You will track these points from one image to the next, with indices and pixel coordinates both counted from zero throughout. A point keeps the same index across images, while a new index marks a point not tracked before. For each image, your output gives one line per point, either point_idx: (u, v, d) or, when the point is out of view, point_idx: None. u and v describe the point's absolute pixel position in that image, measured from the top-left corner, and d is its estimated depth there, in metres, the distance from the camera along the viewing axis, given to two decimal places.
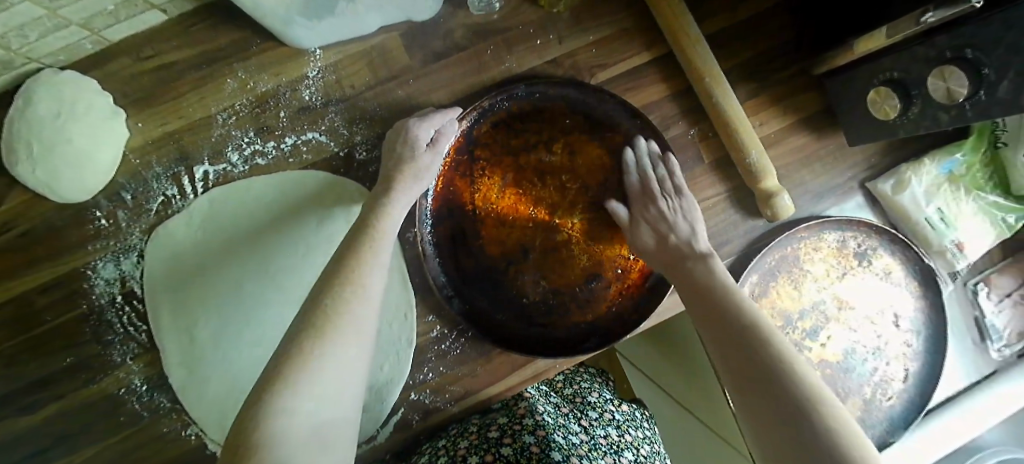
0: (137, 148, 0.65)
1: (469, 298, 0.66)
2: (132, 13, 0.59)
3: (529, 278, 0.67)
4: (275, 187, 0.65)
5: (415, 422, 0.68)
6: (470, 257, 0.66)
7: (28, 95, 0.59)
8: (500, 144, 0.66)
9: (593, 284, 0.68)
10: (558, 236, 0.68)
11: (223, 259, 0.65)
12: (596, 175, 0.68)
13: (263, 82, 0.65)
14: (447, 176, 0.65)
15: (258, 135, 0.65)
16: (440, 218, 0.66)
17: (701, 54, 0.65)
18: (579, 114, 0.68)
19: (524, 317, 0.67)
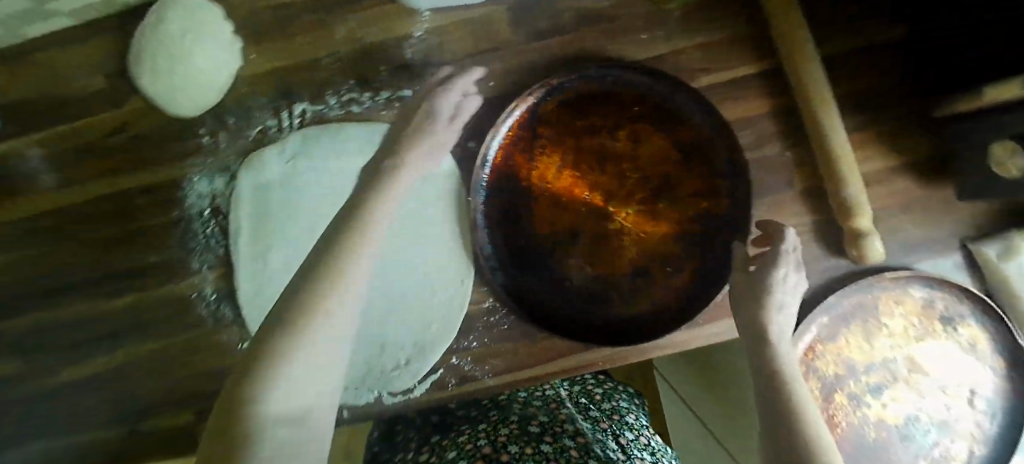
0: (246, 78, 0.68)
1: (514, 272, 0.67)
2: None
3: (580, 262, 0.67)
4: (344, 128, 0.68)
5: (451, 386, 0.70)
6: (516, 230, 0.67)
7: (164, 13, 0.65)
8: (565, 124, 0.66)
9: (637, 277, 0.67)
10: (610, 224, 0.67)
11: (284, 189, 0.69)
12: (658, 167, 0.67)
13: (371, 35, 0.67)
14: (507, 148, 0.65)
15: (358, 85, 0.68)
16: (495, 188, 0.66)
17: (814, 75, 0.61)
18: (650, 102, 0.66)
19: (566, 299, 0.67)
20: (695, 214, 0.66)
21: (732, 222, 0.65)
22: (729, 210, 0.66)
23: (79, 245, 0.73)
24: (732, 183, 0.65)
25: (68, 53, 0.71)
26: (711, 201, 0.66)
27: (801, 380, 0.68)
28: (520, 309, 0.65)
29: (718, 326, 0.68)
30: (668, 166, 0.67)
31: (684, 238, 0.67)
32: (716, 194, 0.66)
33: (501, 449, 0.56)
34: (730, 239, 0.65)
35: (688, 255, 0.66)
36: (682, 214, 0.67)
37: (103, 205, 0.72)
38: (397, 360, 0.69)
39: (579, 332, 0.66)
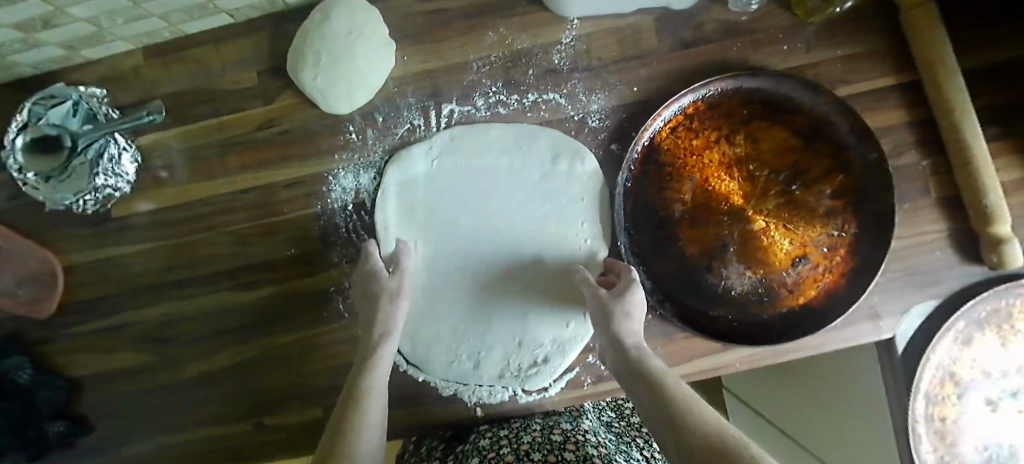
0: (398, 78, 0.72)
1: (669, 287, 0.68)
2: None
3: (725, 267, 0.68)
4: (476, 130, 0.70)
5: (586, 385, 0.70)
6: (661, 242, 0.69)
7: (329, 12, 0.68)
8: (686, 145, 0.69)
9: (789, 274, 0.68)
10: (751, 226, 0.68)
11: (419, 192, 0.70)
12: (784, 158, 0.69)
13: (521, 41, 0.70)
14: (642, 172, 0.69)
15: (505, 87, 0.71)
16: (633, 205, 0.69)
17: (954, 85, 0.64)
18: (758, 103, 0.69)
19: (713, 300, 0.68)
20: (830, 190, 0.68)
21: (867, 204, 0.67)
22: (862, 179, 0.67)
23: (215, 235, 0.75)
24: (865, 168, 0.67)
25: (224, 52, 0.74)
26: (843, 174, 0.68)
27: (938, 385, 0.68)
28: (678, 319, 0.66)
29: (857, 329, 0.68)
30: (794, 156, 0.69)
31: (830, 218, 0.68)
32: (846, 167, 0.68)
33: (524, 456, 0.59)
34: (869, 239, 0.66)
35: (840, 232, 0.67)
36: (819, 196, 0.68)
37: (243, 196, 0.74)
38: (539, 353, 0.69)
39: (745, 333, 0.67)
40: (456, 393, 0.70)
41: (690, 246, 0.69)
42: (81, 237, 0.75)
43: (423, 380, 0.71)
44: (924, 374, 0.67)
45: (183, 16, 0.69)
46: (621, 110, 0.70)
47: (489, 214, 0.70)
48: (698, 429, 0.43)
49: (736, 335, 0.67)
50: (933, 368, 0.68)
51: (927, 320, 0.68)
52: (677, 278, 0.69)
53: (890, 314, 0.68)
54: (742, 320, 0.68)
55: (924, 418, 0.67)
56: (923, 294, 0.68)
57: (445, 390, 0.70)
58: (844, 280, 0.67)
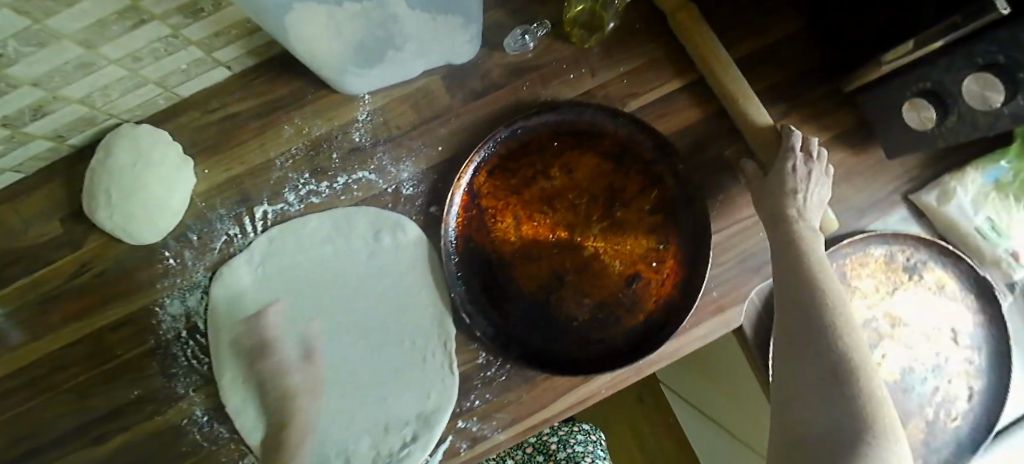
0: (203, 193, 0.70)
1: (519, 332, 0.67)
2: (204, 70, 0.66)
3: (567, 301, 0.68)
4: (293, 227, 0.69)
5: (463, 451, 0.68)
6: (500, 290, 0.68)
7: (110, 147, 0.66)
8: (504, 188, 0.68)
9: (628, 292, 0.68)
10: (583, 254, 0.69)
11: (252, 301, 0.68)
12: (600, 183, 0.70)
13: (317, 127, 0.70)
14: (467, 225, 0.68)
15: (313, 176, 0.69)
16: (466, 258, 0.68)
17: (733, 76, 0.67)
18: (565, 134, 0.69)
19: (564, 337, 0.68)
20: (649, 206, 0.70)
21: (684, 208, 0.69)
22: (676, 189, 0.69)
23: (54, 398, 0.71)
24: (674, 176, 0.69)
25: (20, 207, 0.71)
26: (657, 188, 0.70)
27: None
28: (533, 364, 0.65)
29: (706, 326, 0.69)
30: (608, 179, 0.70)
31: (654, 232, 0.69)
32: (658, 182, 0.70)
33: None
34: (687, 241, 0.68)
35: (665, 246, 0.69)
36: (641, 213, 0.70)
37: (73, 351, 0.71)
38: (407, 433, 0.67)
39: (602, 362, 0.66)
40: None
41: (530, 285, 0.68)
42: None
43: None
44: None
45: None
46: (432, 171, 0.69)
47: (326, 306, 0.69)
48: (861, 373, 0.47)
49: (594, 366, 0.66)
50: None
51: (767, 300, 0.71)
52: (525, 322, 0.68)
53: (733, 302, 0.70)
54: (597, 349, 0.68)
55: None
56: (759, 276, 0.70)
57: None
58: (680, 289, 0.67)
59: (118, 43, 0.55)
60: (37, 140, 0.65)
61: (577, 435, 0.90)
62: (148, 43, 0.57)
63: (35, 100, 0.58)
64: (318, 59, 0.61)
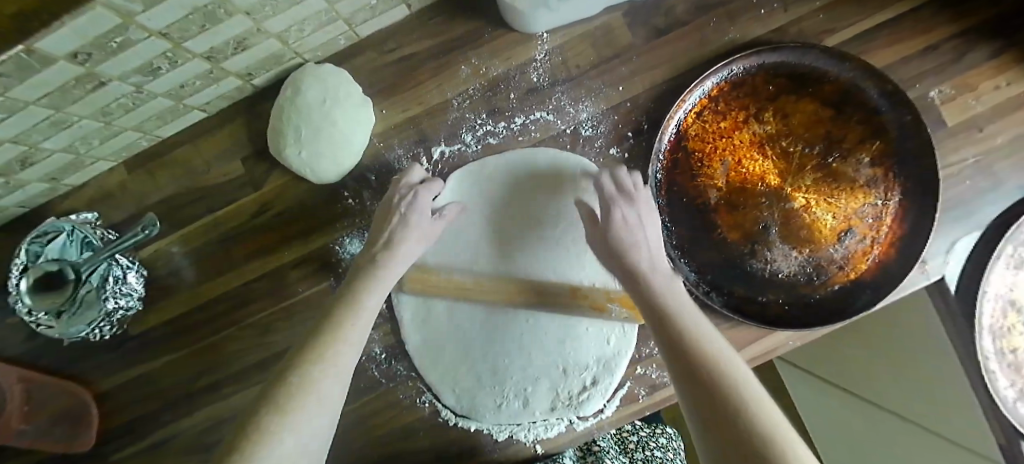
0: (380, 132, 0.71)
1: (722, 283, 0.66)
2: (388, 7, 0.67)
3: (773, 254, 0.66)
4: (473, 169, 0.68)
5: (642, 397, 0.68)
6: (704, 238, 0.67)
7: (298, 85, 0.67)
8: (712, 131, 0.66)
9: (838, 251, 0.66)
10: (791, 206, 0.66)
11: (437, 248, 0.68)
12: (816, 130, 0.66)
13: (495, 67, 0.69)
14: (673, 170, 0.66)
15: (490, 117, 0.69)
16: (670, 203, 0.66)
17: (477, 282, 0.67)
18: (783, 76, 0.66)
19: (766, 291, 0.66)
20: (869, 158, 0.66)
21: (907, 159, 0.65)
22: (901, 140, 0.65)
23: (240, 331, 0.74)
24: (900, 128, 0.64)
25: (205, 146, 0.74)
26: (880, 140, 0.66)
27: (1001, 316, 0.67)
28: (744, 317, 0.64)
29: (905, 281, 0.67)
30: (824, 126, 0.66)
31: (871, 186, 0.66)
32: (881, 132, 0.65)
33: None
34: (896, 190, 0.65)
35: (883, 202, 0.65)
36: (858, 165, 0.66)
37: (255, 286, 0.73)
38: (585, 381, 0.67)
39: (808, 314, 0.65)
40: (511, 435, 0.69)
41: (735, 236, 0.66)
42: (104, 363, 0.74)
43: (474, 428, 0.69)
44: (981, 309, 0.65)
45: (156, 122, 0.70)
46: (612, 112, 0.68)
47: (512, 254, 0.68)
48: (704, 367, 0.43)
49: (800, 321, 0.64)
50: (990, 302, 0.66)
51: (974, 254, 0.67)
52: (732, 271, 0.66)
53: (934, 257, 0.68)
54: (806, 303, 0.66)
55: (994, 355, 0.66)
56: (959, 228, 0.68)
57: (499, 434, 0.69)
58: (893, 241, 0.65)
59: None
60: (229, 77, 0.68)
61: (660, 439, 0.79)
62: None
63: (243, 31, 0.60)
64: None
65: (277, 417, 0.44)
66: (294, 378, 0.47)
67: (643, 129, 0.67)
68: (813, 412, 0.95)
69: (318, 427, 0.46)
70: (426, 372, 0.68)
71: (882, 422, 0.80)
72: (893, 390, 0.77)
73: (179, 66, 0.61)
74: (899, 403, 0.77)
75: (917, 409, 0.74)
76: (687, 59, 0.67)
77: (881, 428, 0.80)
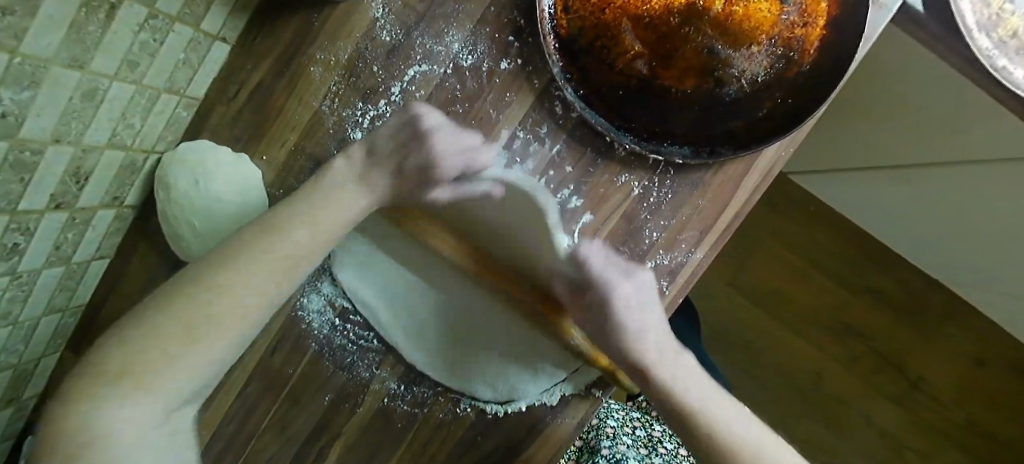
0: (274, 181, 0.64)
1: (706, 129, 0.59)
2: (203, 53, 0.59)
3: (738, 67, 0.58)
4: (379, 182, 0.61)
5: (667, 289, 0.62)
6: (661, 106, 0.59)
7: (165, 181, 0.60)
8: (590, 11, 0.58)
9: (788, 16, 0.57)
10: (715, 12, 0.57)
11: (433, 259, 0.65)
12: None
13: (343, 50, 0.61)
14: (588, 72, 0.58)
15: (367, 102, 0.61)
16: (604, 105, 0.59)
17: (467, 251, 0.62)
18: None
19: (761, 103, 0.58)
20: None
21: None
22: None
23: None
24: None
25: (128, 288, 0.68)
26: None
27: (985, 7, 0.58)
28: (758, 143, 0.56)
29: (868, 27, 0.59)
30: None
31: None
32: None
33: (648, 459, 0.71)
34: None
35: None
36: None
37: None
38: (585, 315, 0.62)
39: (802, 96, 0.57)
40: (564, 393, 0.63)
41: (691, 83, 0.58)
42: None
43: (526, 406, 0.64)
44: (959, 14, 0.56)
45: (63, 295, 0.63)
46: (481, 26, 0.59)
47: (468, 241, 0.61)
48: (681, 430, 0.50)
49: (809, 104, 0.57)
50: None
51: None
52: (707, 115, 0.58)
53: None
54: (793, 86, 0.58)
55: (994, 51, 0.57)
56: None
57: (552, 399, 0.63)
58: None
59: (104, 51, 0.48)
60: (99, 211, 0.61)
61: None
62: (135, 38, 0.50)
63: (70, 160, 0.52)
64: None
65: (182, 308, 0.41)
66: (211, 276, 0.42)
67: (522, 26, 0.59)
68: (869, 198, 0.96)
69: (223, 351, 0.42)
70: (451, 381, 0.64)
71: (959, 170, 0.76)
72: (949, 128, 0.72)
73: (36, 232, 0.53)
74: (970, 142, 0.71)
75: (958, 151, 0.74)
76: None
77: (936, 181, 0.80)
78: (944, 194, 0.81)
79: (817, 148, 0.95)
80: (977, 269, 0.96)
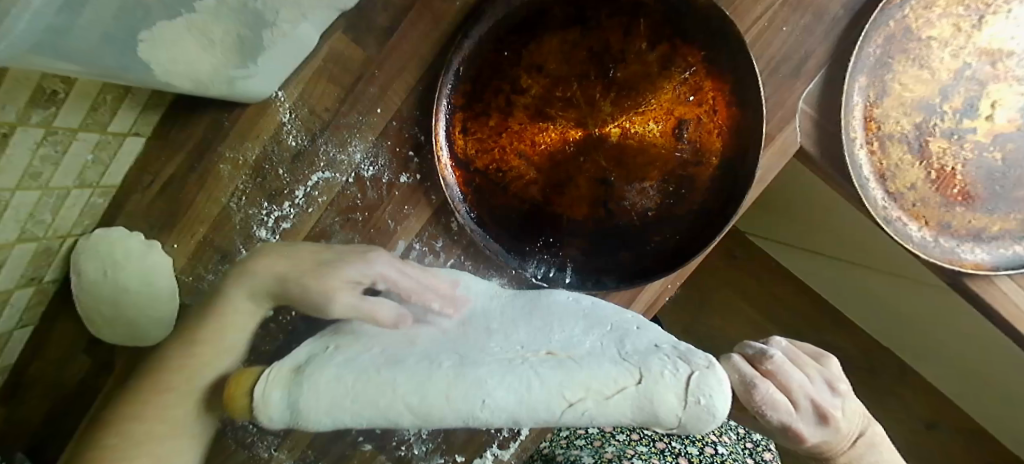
0: (186, 267, 0.66)
1: (596, 260, 0.60)
2: (114, 149, 0.61)
3: (629, 200, 0.58)
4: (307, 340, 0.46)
5: None
6: (554, 232, 0.59)
7: (76, 266, 0.62)
8: (488, 134, 0.58)
9: (682, 152, 0.57)
10: (611, 146, 0.57)
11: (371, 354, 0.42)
12: (578, 55, 0.56)
13: (250, 151, 0.62)
14: (483, 191, 0.59)
15: (272, 202, 0.63)
16: (496, 227, 0.59)
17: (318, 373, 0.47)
18: (510, 36, 0.56)
19: (651, 236, 0.59)
20: (647, 44, 0.56)
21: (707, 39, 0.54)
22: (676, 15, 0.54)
23: None
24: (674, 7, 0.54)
25: (51, 354, 0.71)
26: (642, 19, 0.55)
27: (884, 158, 0.56)
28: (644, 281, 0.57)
29: (761, 168, 0.58)
30: (584, 46, 0.56)
31: (671, 78, 0.56)
32: (637, 10, 0.55)
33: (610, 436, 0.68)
34: (704, 79, 0.55)
35: (689, 73, 0.56)
36: (646, 61, 0.56)
37: None
38: (676, 408, 0.37)
39: (688, 236, 0.58)
40: None
41: (585, 212, 0.59)
42: None
43: None
44: (853, 165, 0.55)
45: None
46: (382, 139, 0.61)
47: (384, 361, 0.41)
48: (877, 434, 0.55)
49: (694, 248, 0.57)
50: (863, 149, 0.56)
51: (826, 104, 0.57)
52: (596, 244, 0.59)
53: (782, 126, 0.57)
54: (681, 224, 0.58)
55: (888, 202, 0.56)
56: (802, 80, 0.56)
57: None
58: (732, 130, 0.56)
59: (1, 170, 0.49)
60: (15, 292, 0.63)
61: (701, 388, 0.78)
62: (35, 151, 0.51)
63: None
64: (178, 83, 0.49)
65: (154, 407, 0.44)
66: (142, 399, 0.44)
67: (422, 141, 0.61)
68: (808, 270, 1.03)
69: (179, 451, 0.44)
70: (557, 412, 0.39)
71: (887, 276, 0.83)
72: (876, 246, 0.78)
73: None
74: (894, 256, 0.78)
75: (884, 265, 0.81)
76: (445, 50, 0.59)
77: (869, 273, 0.88)
78: (879, 287, 0.89)
79: (763, 226, 1.00)
80: (906, 346, 1.00)
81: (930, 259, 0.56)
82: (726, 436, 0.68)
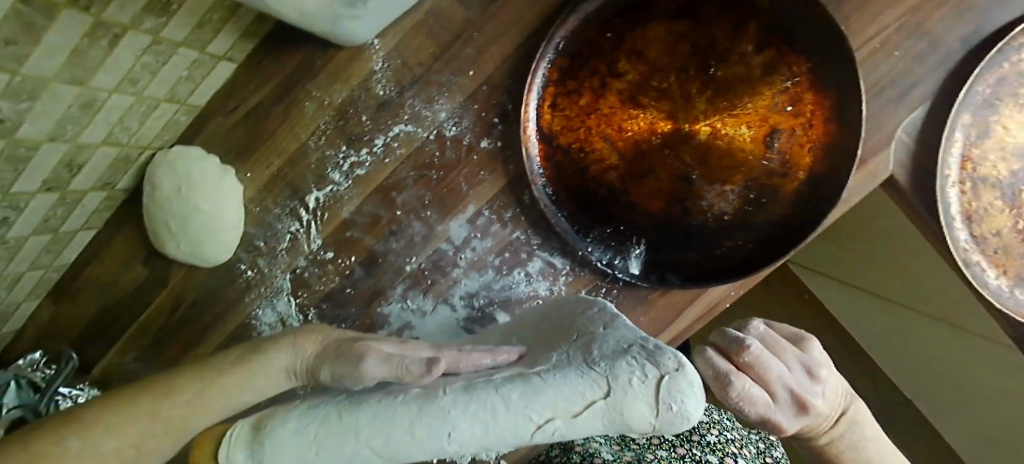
0: (254, 197, 0.67)
1: (663, 255, 0.60)
2: (206, 70, 0.62)
3: (707, 201, 0.58)
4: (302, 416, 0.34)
5: None
6: (625, 220, 0.60)
7: (153, 178, 0.64)
8: (577, 113, 0.58)
9: (769, 161, 0.56)
10: (697, 144, 0.57)
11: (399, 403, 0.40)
12: (681, 48, 0.56)
13: (337, 93, 0.63)
14: (562, 169, 0.59)
15: (350, 146, 0.63)
16: (570, 206, 0.60)
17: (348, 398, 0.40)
18: (616, 18, 0.55)
19: (722, 240, 0.59)
20: (753, 47, 0.55)
21: (817, 51, 0.53)
22: (790, 22, 0.53)
23: None
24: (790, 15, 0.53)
25: (108, 261, 0.73)
26: (754, 21, 0.54)
27: (973, 198, 0.55)
28: (710, 282, 0.58)
29: (847, 191, 0.57)
30: (688, 39, 0.55)
31: (771, 85, 0.55)
32: (750, 11, 0.54)
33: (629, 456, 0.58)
34: (806, 91, 0.54)
35: (791, 83, 0.55)
36: (748, 64, 0.55)
37: None
38: None
39: (760, 245, 0.58)
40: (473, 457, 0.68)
41: (660, 205, 0.59)
42: None
43: None
44: (942, 201, 0.54)
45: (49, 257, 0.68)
46: (469, 102, 0.61)
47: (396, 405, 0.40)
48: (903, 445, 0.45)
49: (765, 257, 0.57)
50: (954, 188, 0.55)
51: (923, 137, 0.56)
52: (665, 239, 0.60)
53: (874, 152, 0.57)
54: (755, 232, 0.58)
55: (971, 244, 0.55)
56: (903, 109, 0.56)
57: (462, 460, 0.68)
58: (823, 146, 0.55)
59: (105, 69, 0.50)
60: (90, 194, 0.64)
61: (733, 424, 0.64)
62: (139, 57, 0.52)
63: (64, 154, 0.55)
64: (291, 17, 0.50)
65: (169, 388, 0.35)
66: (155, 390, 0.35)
67: (508, 110, 0.61)
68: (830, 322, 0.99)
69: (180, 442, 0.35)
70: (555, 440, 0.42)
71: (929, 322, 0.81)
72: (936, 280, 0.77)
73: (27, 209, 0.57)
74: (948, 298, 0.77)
75: (932, 307, 0.80)
76: (546, 23, 0.58)
77: (906, 321, 0.85)
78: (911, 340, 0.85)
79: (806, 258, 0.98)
80: None
81: (1001, 307, 0.55)
82: (747, 448, 0.61)
